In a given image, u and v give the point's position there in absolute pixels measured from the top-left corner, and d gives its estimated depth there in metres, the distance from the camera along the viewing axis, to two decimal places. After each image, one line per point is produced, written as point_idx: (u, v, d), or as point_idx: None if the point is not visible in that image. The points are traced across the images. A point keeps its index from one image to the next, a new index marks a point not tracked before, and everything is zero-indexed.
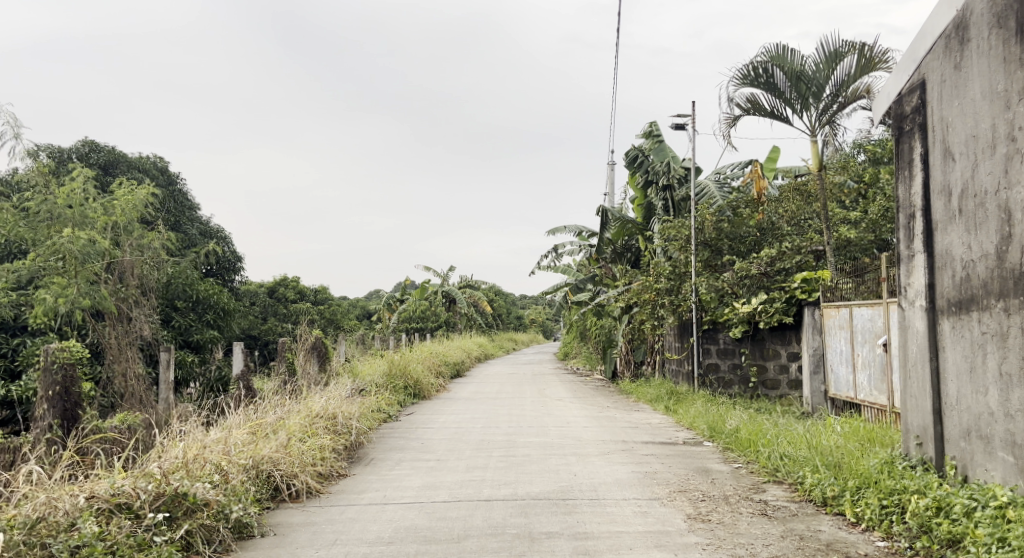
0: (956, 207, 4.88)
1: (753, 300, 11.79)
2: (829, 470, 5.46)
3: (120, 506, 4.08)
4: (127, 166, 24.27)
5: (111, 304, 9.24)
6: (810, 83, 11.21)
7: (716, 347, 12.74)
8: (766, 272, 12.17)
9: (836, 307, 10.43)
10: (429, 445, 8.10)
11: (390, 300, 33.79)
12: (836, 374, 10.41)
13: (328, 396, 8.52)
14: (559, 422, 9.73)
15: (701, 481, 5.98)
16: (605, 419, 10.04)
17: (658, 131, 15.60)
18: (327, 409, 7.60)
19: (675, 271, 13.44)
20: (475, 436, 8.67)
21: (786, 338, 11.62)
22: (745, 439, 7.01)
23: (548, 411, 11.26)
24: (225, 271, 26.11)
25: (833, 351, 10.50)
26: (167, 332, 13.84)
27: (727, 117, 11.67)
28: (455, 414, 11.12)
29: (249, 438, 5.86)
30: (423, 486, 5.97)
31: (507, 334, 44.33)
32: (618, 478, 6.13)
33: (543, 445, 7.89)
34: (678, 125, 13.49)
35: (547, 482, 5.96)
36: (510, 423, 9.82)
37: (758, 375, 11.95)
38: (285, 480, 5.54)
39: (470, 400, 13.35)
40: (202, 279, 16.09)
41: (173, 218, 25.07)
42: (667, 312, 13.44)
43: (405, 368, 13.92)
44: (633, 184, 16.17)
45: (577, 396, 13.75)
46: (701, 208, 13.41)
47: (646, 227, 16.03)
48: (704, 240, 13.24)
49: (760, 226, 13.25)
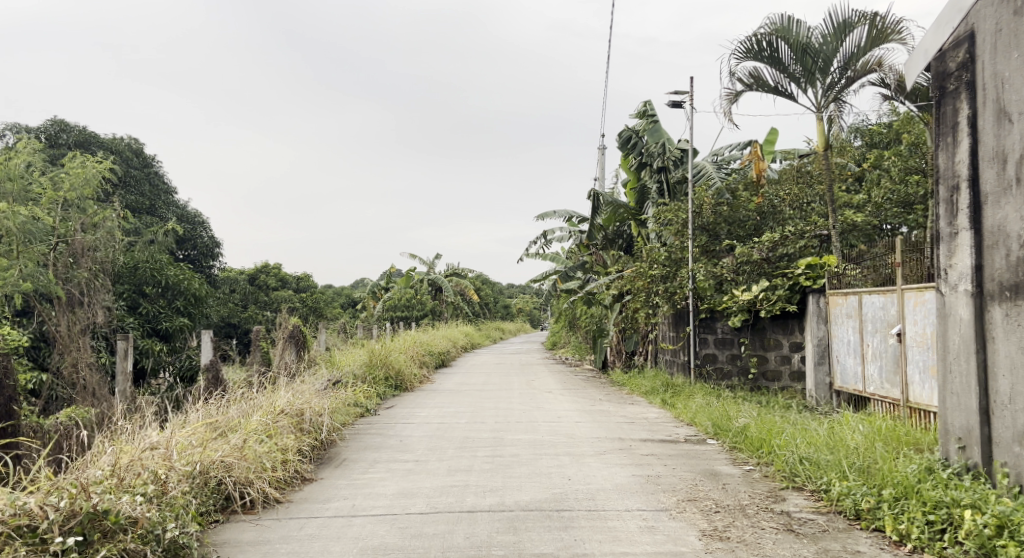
0: (1013, 176, 4.23)
1: (754, 287, 11.15)
2: (858, 475, 4.80)
3: (20, 528, 3.39)
4: (99, 146, 23.35)
5: (59, 288, 8.50)
6: (816, 57, 10.57)
7: (714, 336, 12.12)
8: (768, 258, 11.48)
9: (843, 295, 9.84)
10: (408, 443, 7.40)
11: (375, 288, 33.02)
12: (843, 365, 9.81)
13: (298, 389, 7.80)
14: (549, 417, 9.06)
15: (711, 488, 5.32)
16: (599, 414, 9.39)
17: (652, 111, 14.90)
18: (295, 405, 6.87)
19: (671, 257, 12.78)
20: (459, 433, 7.99)
21: (788, 327, 11.02)
22: (755, 438, 6.36)
23: (538, 404, 10.60)
24: (203, 258, 25.31)
25: (840, 341, 9.90)
26: (131, 318, 13.07)
27: (728, 93, 11.00)
28: (439, 407, 10.44)
29: (199, 439, 5.14)
30: (398, 494, 5.28)
31: (495, 324, 43.74)
32: (618, 483, 5.46)
33: (532, 444, 7.21)
34: (675, 103, 12.79)
35: (539, 490, 5.29)
36: (497, 417, 9.14)
37: (758, 366, 11.35)
38: (238, 489, 4.83)
39: (455, 392, 12.68)
40: (174, 264, 15.32)
41: (148, 202, 24.20)
42: (662, 300, 12.74)
43: (385, 358, 13.19)
44: (627, 167, 15.53)
45: (567, 388, 13.10)
46: (698, 191, 12.76)
47: (639, 212, 15.21)
48: (701, 225, 12.53)
49: (760, 210, 12.48)
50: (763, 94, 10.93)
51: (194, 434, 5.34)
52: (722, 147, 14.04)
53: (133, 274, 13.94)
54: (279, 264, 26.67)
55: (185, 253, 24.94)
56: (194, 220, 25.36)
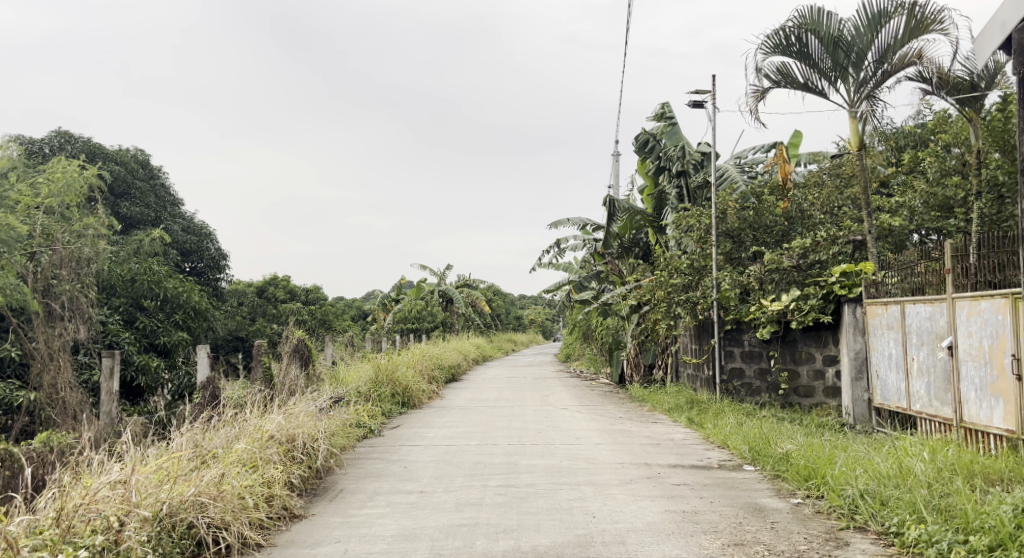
0: None
1: (785, 297, 10.45)
2: (937, 519, 4.08)
3: None
4: (105, 157, 22.95)
5: (37, 302, 7.89)
6: (849, 50, 9.85)
7: (740, 350, 11.42)
8: (799, 266, 10.78)
9: (883, 305, 9.11)
10: (413, 470, 6.73)
11: (385, 300, 32.44)
12: (883, 382, 9.06)
13: (294, 410, 7.14)
14: (567, 439, 8.36)
15: (759, 528, 4.61)
16: (620, 434, 8.69)
17: (670, 113, 14.25)
18: (287, 429, 6.19)
19: (693, 265, 12.01)
20: (469, 458, 7.30)
21: (822, 340, 10.31)
22: (803, 468, 5.63)
23: (554, 423, 9.89)
24: (210, 270, 24.79)
25: (879, 355, 9.17)
26: (128, 332, 12.48)
27: (754, 90, 10.33)
28: (449, 427, 9.76)
29: (170, 475, 4.50)
30: (398, 535, 4.60)
31: (507, 336, 43.12)
32: (650, 523, 4.77)
33: (549, 471, 6.52)
34: (696, 103, 12.12)
35: (561, 531, 4.61)
36: (510, 438, 8.46)
37: (789, 381, 10.61)
38: (211, 533, 4.15)
39: (465, 409, 12.01)
40: (172, 276, 14.77)
41: (154, 213, 23.76)
42: (684, 311, 12.01)
43: (392, 373, 12.52)
44: (644, 171, 14.84)
45: (584, 404, 12.41)
46: (722, 194, 12.09)
47: (658, 219, 14.62)
48: (726, 230, 11.86)
49: (788, 215, 11.82)
50: (791, 91, 10.24)
51: (165, 469, 4.70)
52: (745, 149, 13.32)
53: (131, 286, 13.32)
54: (288, 276, 26.16)
55: (191, 265, 24.44)
56: (200, 232, 24.86)
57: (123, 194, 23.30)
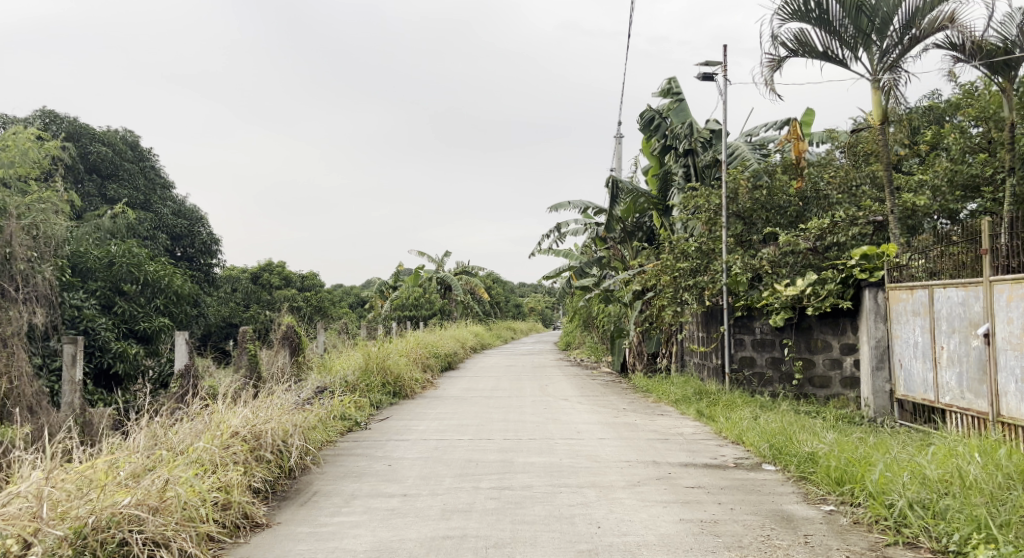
0: None
1: (801, 281, 9.76)
2: (1009, 539, 3.43)
3: None
4: (91, 138, 22.25)
5: None
6: (874, 15, 9.12)
7: (751, 338, 10.77)
8: (815, 249, 10.22)
9: (907, 290, 8.44)
10: (398, 469, 6.10)
11: (382, 287, 31.77)
12: (907, 372, 8.41)
13: (268, 403, 6.49)
14: (568, 433, 7.73)
15: (790, 543, 3.95)
16: (624, 429, 8.05)
17: (678, 89, 13.52)
18: (254, 425, 5.53)
19: (702, 248, 11.33)
20: (460, 455, 6.67)
21: (839, 327, 9.66)
22: (834, 469, 4.98)
23: (553, 415, 9.26)
24: (202, 255, 23.92)
25: (903, 343, 8.52)
26: (105, 318, 11.84)
27: (770, 60, 9.63)
28: (441, 418, 9.15)
29: (102, 482, 3.85)
30: (371, 550, 3.96)
31: (506, 324, 42.56)
32: (664, 536, 4.12)
33: (547, 471, 5.89)
34: (706, 75, 11.43)
35: (560, 545, 3.97)
36: (507, 433, 7.84)
37: (804, 371, 9.96)
38: (148, 551, 3.52)
39: (460, 399, 11.39)
40: (153, 259, 14.11)
41: (143, 195, 23.09)
42: (692, 298, 11.34)
43: (383, 361, 11.88)
44: (649, 151, 14.10)
45: (586, 395, 11.79)
46: (733, 172, 11.34)
47: (662, 201, 13.98)
48: (736, 212, 11.26)
49: (802, 195, 11.19)
50: (809, 60, 9.53)
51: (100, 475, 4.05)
52: (756, 126, 12.61)
53: (109, 270, 12.65)
54: (283, 262, 25.52)
55: (183, 250, 23.68)
56: (192, 216, 24.09)
57: (111, 175, 22.60)
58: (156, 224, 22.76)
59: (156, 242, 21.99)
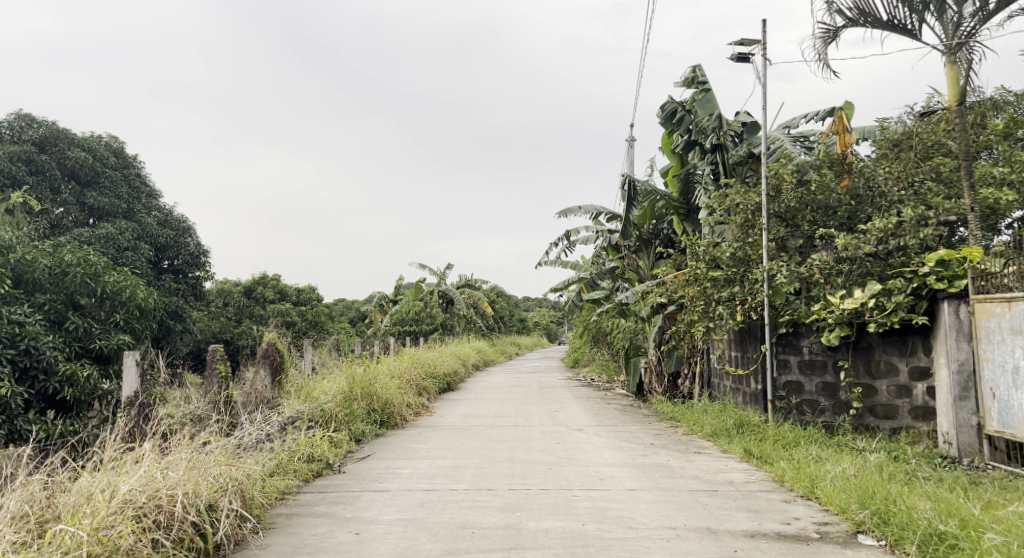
0: None
1: (861, 292, 8.23)
2: None
3: None
4: (69, 143, 20.58)
5: None
6: None
7: (798, 358, 9.23)
8: (878, 253, 8.62)
9: (1001, 303, 6.83)
10: (366, 542, 4.51)
11: (382, 301, 30.10)
12: (1003, 403, 6.82)
13: (200, 449, 4.95)
14: (588, 482, 6.15)
15: None
16: (657, 475, 6.46)
17: (703, 78, 12.03)
18: (155, 492, 4.04)
19: (737, 255, 9.79)
20: (451, 517, 5.09)
21: (906, 347, 8.07)
22: None
23: (567, 453, 7.66)
24: (189, 267, 22.33)
25: (995, 367, 6.93)
26: (53, 336, 10.28)
27: (824, 31, 8.15)
28: (433, 457, 7.56)
29: None
30: None
31: (510, 339, 40.94)
32: None
33: (567, 548, 4.32)
34: (740, 56, 9.91)
35: None
36: (512, 480, 6.27)
37: (863, 399, 8.39)
38: None
39: (457, 429, 9.82)
40: (114, 268, 12.64)
41: (125, 205, 21.45)
42: (725, 312, 9.81)
43: (369, 385, 10.28)
44: (669, 148, 12.61)
45: (602, 424, 10.18)
46: (774, 166, 9.80)
47: (685, 204, 12.46)
48: (777, 213, 9.70)
49: (853, 193, 9.60)
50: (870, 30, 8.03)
51: None
52: (795, 117, 11.11)
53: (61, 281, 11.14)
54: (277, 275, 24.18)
55: (168, 262, 22.01)
56: (178, 227, 22.48)
57: (91, 183, 21.04)
58: (139, 235, 20.95)
59: (138, 253, 20.41)
